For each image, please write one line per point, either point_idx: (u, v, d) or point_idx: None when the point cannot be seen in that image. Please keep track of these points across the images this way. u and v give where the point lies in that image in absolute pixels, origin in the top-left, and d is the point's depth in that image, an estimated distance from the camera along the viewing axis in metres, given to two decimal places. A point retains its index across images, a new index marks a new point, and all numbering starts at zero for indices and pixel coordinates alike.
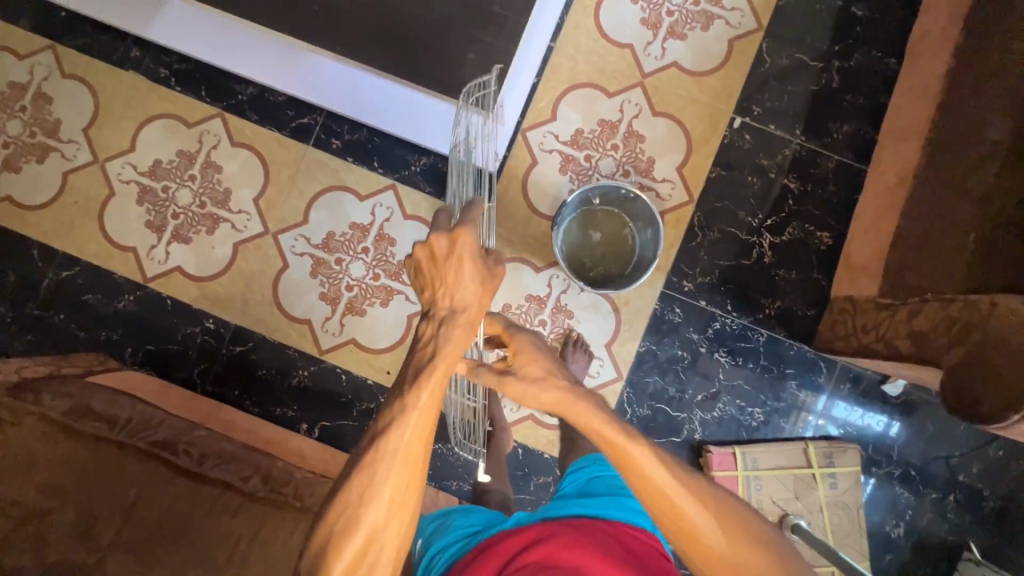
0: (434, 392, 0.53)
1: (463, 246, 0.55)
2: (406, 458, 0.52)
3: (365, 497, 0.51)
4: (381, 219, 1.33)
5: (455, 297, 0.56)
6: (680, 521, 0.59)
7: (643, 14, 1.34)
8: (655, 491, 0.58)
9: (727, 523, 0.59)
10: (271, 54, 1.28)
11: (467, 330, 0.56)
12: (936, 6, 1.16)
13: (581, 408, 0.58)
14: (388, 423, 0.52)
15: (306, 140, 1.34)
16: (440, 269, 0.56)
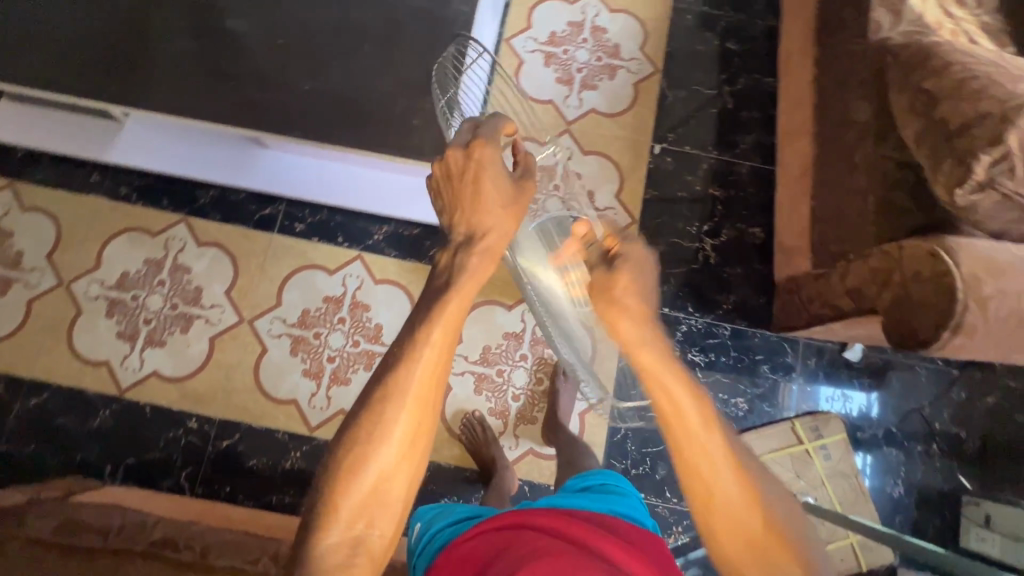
0: (443, 337, 0.59)
1: (481, 159, 0.62)
2: (412, 403, 0.58)
3: (381, 425, 0.58)
4: (352, 288, 1.37)
5: (473, 221, 0.63)
6: (711, 495, 0.57)
7: (556, 73, 1.51)
8: (699, 451, 0.57)
9: (769, 519, 0.56)
10: (231, 157, 1.37)
11: (490, 257, 0.63)
12: (792, 32, 1.40)
13: (645, 333, 0.60)
14: (401, 360, 0.59)
15: (270, 229, 1.39)
16: (457, 186, 0.64)
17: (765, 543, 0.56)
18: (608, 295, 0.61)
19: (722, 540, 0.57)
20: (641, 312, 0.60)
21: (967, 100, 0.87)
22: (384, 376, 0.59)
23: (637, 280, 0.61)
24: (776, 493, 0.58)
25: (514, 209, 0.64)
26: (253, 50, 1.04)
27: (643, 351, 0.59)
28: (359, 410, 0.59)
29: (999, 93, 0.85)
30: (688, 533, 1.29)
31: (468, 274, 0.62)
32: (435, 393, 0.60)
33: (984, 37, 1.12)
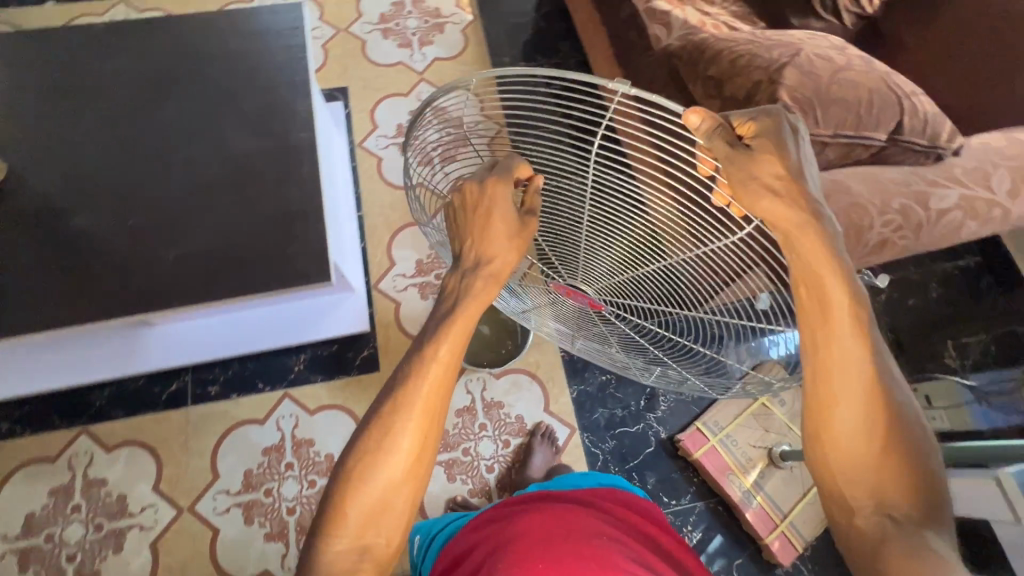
0: (452, 352, 0.64)
1: (494, 195, 0.62)
2: (423, 415, 0.62)
3: (390, 440, 0.61)
4: (290, 429, 1.30)
5: (483, 252, 0.66)
6: (833, 395, 0.53)
7: None
8: (842, 352, 0.53)
9: (892, 432, 0.53)
10: (118, 346, 1.30)
11: (490, 282, 0.66)
12: (598, 63, 1.61)
13: (805, 219, 0.52)
14: (408, 376, 0.63)
15: (182, 403, 1.31)
16: (473, 219, 0.65)
17: (879, 455, 0.53)
18: (751, 179, 0.51)
19: (833, 444, 0.54)
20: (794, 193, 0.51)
21: (742, 74, 1.04)
22: (402, 379, 0.63)
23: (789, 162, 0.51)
24: (909, 416, 0.54)
25: (520, 234, 0.66)
26: (105, 238, 1.02)
27: (804, 237, 0.52)
28: (379, 406, 0.63)
29: (762, 62, 1.03)
30: (698, 528, 1.30)
31: (472, 294, 0.66)
32: (439, 412, 0.63)
33: (739, 22, 1.35)
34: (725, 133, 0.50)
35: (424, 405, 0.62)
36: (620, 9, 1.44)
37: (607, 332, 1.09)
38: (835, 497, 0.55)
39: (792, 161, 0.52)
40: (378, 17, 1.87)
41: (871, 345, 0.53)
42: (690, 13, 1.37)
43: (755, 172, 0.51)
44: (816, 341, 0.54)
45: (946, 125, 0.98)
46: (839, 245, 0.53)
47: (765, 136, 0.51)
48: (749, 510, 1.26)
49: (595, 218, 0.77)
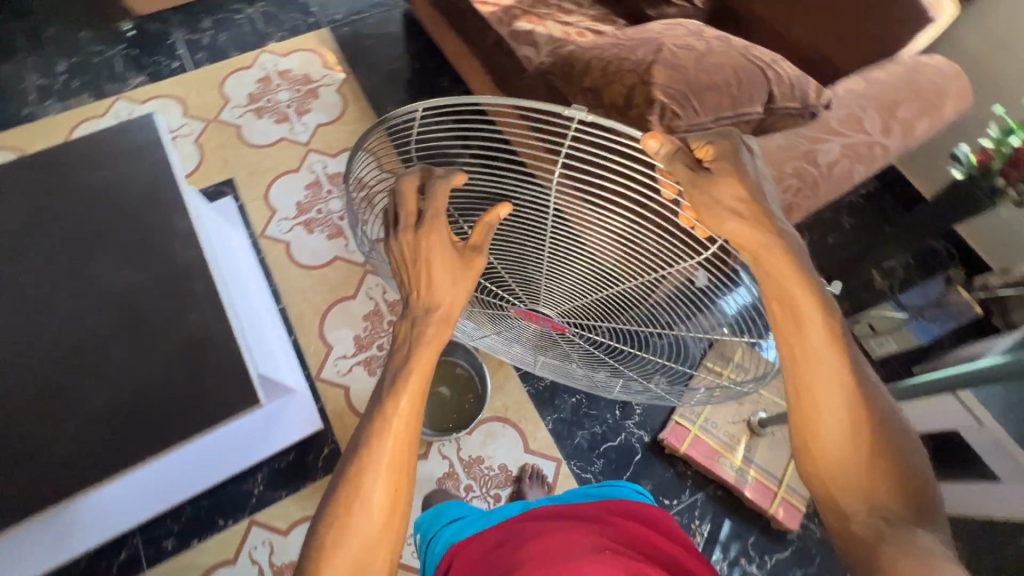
0: (413, 400, 0.59)
1: (434, 240, 0.58)
2: (391, 469, 0.57)
3: (360, 501, 0.55)
4: (266, 558, 1.20)
5: (432, 298, 0.60)
6: (817, 403, 0.53)
7: (325, 234, 1.59)
8: (822, 358, 0.52)
9: (879, 433, 0.52)
10: (48, 533, 1.15)
11: (439, 321, 0.61)
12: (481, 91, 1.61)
13: (769, 234, 0.51)
14: (371, 432, 0.58)
15: (138, 570, 1.17)
16: (416, 267, 0.60)
17: (867, 457, 0.52)
18: (714, 203, 0.50)
19: (823, 451, 0.53)
20: (755, 210, 0.51)
21: (616, 80, 1.05)
22: (365, 431, 0.58)
23: (749, 184, 0.51)
24: (890, 416, 0.54)
25: (467, 273, 0.61)
26: None
27: (771, 251, 0.52)
28: (347, 461, 0.58)
29: (631, 65, 1.04)
30: (706, 519, 1.29)
31: (425, 337, 0.61)
32: (410, 464, 0.58)
33: (599, 26, 1.39)
34: (684, 157, 0.50)
35: (391, 457, 0.57)
36: (485, 38, 1.43)
37: (572, 355, 1.01)
38: (829, 504, 0.54)
39: (751, 182, 0.51)
40: (245, 98, 1.78)
41: (849, 350, 0.53)
42: (553, 28, 1.38)
43: (714, 195, 0.50)
44: (794, 350, 0.53)
45: (811, 84, 1.03)
46: (806, 256, 0.53)
47: (722, 157, 0.50)
48: (747, 487, 1.27)
49: (553, 249, 0.73)
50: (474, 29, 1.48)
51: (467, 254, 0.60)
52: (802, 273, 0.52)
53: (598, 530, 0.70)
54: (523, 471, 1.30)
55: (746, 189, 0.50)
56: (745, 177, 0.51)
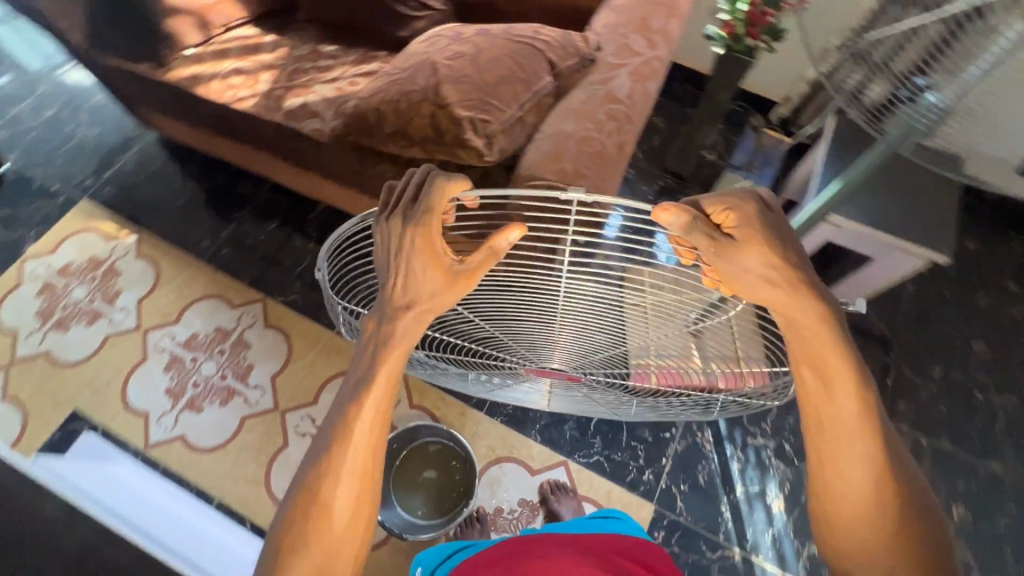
0: (377, 414, 0.60)
1: (418, 232, 0.55)
2: (357, 474, 0.59)
3: (328, 497, 0.58)
4: None
5: (410, 290, 0.59)
6: (839, 466, 0.55)
7: (217, 402, 1.41)
8: (847, 424, 0.54)
9: (902, 502, 0.55)
10: None
11: (418, 322, 0.61)
12: (291, 180, 1.52)
13: (800, 297, 0.52)
14: (338, 430, 0.60)
15: None
16: (397, 259, 0.57)
17: (886, 526, 0.54)
18: (742, 269, 0.51)
19: (841, 506, 0.56)
20: (779, 269, 0.51)
21: (415, 114, 1.05)
22: (334, 433, 0.60)
23: (774, 249, 0.50)
24: (916, 487, 0.56)
25: (452, 288, 0.59)
26: None
27: (801, 309, 0.52)
28: (316, 454, 0.61)
29: (419, 96, 1.04)
30: (705, 426, 1.39)
31: (398, 337, 0.61)
32: (374, 466, 0.61)
33: (365, 69, 1.37)
34: (702, 226, 0.48)
35: (357, 467, 0.59)
36: (263, 130, 1.33)
37: (584, 395, 1.02)
38: (839, 553, 0.58)
39: (779, 245, 0.51)
40: (36, 317, 1.50)
41: (878, 421, 0.55)
42: (324, 91, 1.33)
43: (740, 264, 0.51)
44: (819, 402, 0.55)
45: (576, 36, 1.10)
46: (844, 325, 0.54)
47: (745, 223, 0.50)
48: None
49: (561, 328, 0.73)
50: (246, 128, 1.37)
51: (456, 273, 0.58)
52: (835, 338, 0.53)
53: (588, 561, 0.67)
54: (545, 493, 1.29)
55: (772, 255, 0.50)
56: (768, 243, 0.50)
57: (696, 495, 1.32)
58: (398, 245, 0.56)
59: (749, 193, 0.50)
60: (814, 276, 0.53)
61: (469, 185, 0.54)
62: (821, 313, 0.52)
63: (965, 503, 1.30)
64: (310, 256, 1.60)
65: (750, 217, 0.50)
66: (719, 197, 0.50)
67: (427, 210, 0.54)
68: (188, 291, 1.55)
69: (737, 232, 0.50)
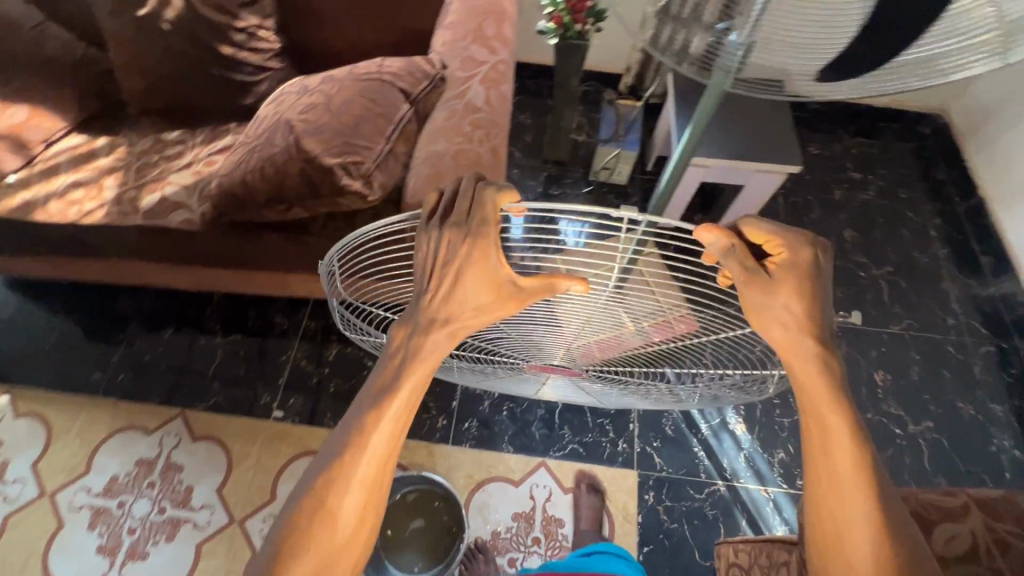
0: (401, 422, 0.56)
1: (475, 243, 0.52)
2: (366, 484, 0.54)
3: (340, 496, 0.53)
4: None
5: (452, 307, 0.57)
6: (843, 516, 0.54)
7: (162, 540, 1.27)
8: (844, 477, 0.54)
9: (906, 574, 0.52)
10: None
11: (449, 336, 0.58)
12: (173, 278, 1.41)
13: (804, 345, 0.54)
14: (363, 425, 0.55)
15: None
16: (444, 272, 0.55)
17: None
18: (766, 305, 0.53)
19: (843, 564, 0.54)
20: (797, 311, 0.53)
21: (284, 175, 1.02)
22: (355, 428, 0.55)
23: (806, 298, 0.53)
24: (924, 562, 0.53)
25: (493, 306, 0.57)
26: None
27: (800, 355, 0.54)
28: (326, 451, 0.55)
29: (283, 156, 1.02)
30: None
31: (427, 352, 0.57)
32: (388, 468, 0.56)
33: (218, 145, 1.30)
34: (734, 253, 0.51)
35: (367, 476, 0.54)
36: (125, 237, 1.23)
37: (583, 388, 1.03)
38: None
39: (813, 290, 0.53)
40: None
41: (878, 480, 0.54)
42: (181, 179, 1.25)
43: (769, 302, 0.53)
44: (814, 448, 0.56)
45: (420, 60, 1.12)
46: (844, 381, 0.55)
47: (787, 267, 0.52)
48: None
49: (572, 334, 0.72)
50: (104, 240, 1.25)
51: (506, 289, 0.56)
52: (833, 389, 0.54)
53: None
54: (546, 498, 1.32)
55: (800, 299, 0.53)
56: (803, 287, 0.53)
57: (670, 447, 1.38)
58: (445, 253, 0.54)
59: (806, 236, 0.52)
60: (829, 329, 0.54)
61: (517, 197, 0.50)
62: (817, 367, 0.54)
63: (883, 368, 1.47)
64: (221, 352, 1.49)
65: (791, 261, 0.52)
66: (772, 232, 0.52)
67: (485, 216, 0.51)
68: (91, 435, 1.38)
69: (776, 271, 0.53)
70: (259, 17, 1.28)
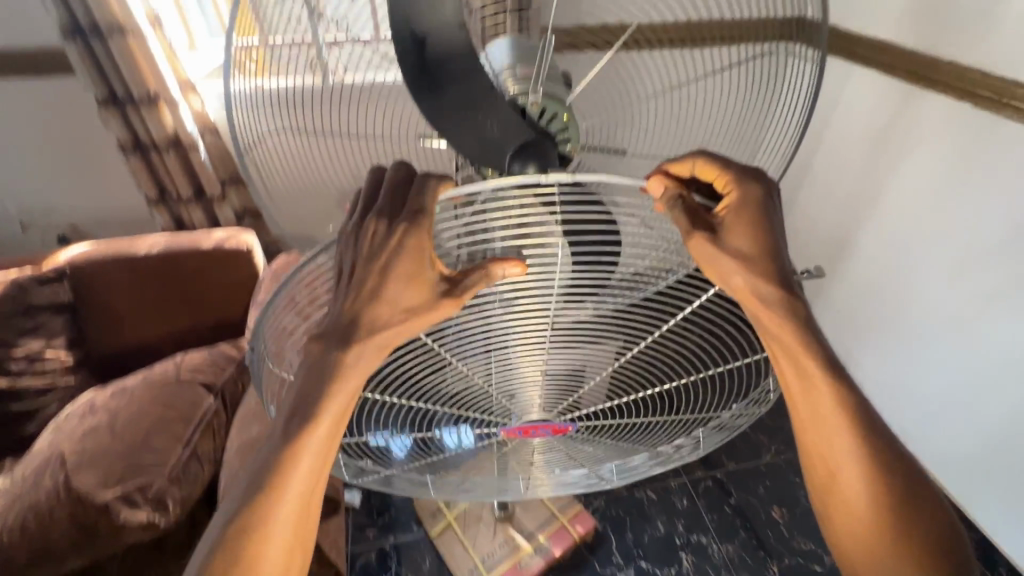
0: (320, 458, 0.54)
1: (404, 233, 0.48)
2: (293, 522, 0.55)
3: (261, 538, 0.53)
4: None
5: (384, 310, 0.51)
6: (829, 459, 0.57)
7: None
8: (828, 423, 0.55)
9: (898, 504, 0.55)
10: None
11: (373, 351, 0.52)
12: None
13: (764, 293, 0.53)
14: (277, 464, 0.53)
15: None
16: (376, 267, 0.50)
17: (884, 532, 0.56)
18: (720, 252, 0.51)
19: (840, 506, 0.57)
20: (752, 256, 0.52)
21: (53, 527, 0.85)
22: (271, 468, 0.53)
23: (764, 235, 0.52)
24: (912, 480, 0.56)
25: (432, 312, 0.51)
26: None
27: (762, 306, 0.54)
28: (249, 477, 0.55)
29: (49, 501, 0.85)
30: None
31: (350, 368, 0.52)
32: (314, 498, 0.57)
33: None
34: (683, 201, 0.51)
35: (293, 516, 0.55)
36: None
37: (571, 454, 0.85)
38: (849, 561, 0.59)
39: (768, 225, 0.53)
40: None
41: (861, 416, 0.56)
42: None
43: (728, 243, 0.51)
44: (796, 395, 0.57)
45: (225, 347, 1.09)
46: (811, 321, 0.55)
47: (735, 202, 0.53)
48: (550, 551, 1.25)
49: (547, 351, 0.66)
50: None
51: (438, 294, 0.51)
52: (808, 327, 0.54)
53: None
54: None
55: (756, 236, 0.52)
56: (756, 214, 0.52)
57: None
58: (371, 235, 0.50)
59: (750, 172, 0.53)
60: (788, 275, 0.54)
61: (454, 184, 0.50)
62: (788, 317, 0.54)
63: None
64: None
65: (746, 194, 0.52)
66: (720, 166, 0.53)
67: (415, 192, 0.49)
68: None
69: (730, 223, 0.52)
70: (44, 339, 1.19)
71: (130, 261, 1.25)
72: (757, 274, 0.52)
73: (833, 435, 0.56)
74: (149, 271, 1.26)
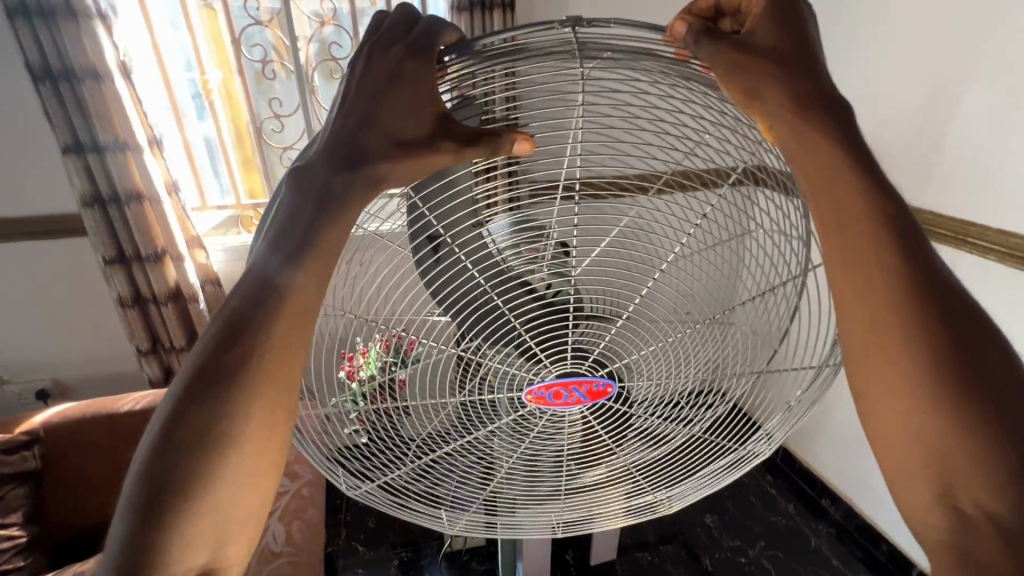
0: (302, 310, 0.43)
1: (376, 51, 0.44)
2: (267, 380, 0.41)
3: (221, 406, 0.40)
4: None
5: (353, 126, 0.43)
6: (871, 314, 0.42)
7: None
8: (867, 263, 0.42)
9: (955, 366, 0.40)
10: None
11: (370, 185, 0.43)
12: None
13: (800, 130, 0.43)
14: (253, 312, 0.42)
15: None
16: (360, 85, 0.43)
17: (932, 399, 0.40)
18: (744, 69, 0.42)
19: (876, 378, 0.42)
20: (785, 60, 0.43)
21: None
22: (246, 312, 0.42)
23: (790, 50, 0.43)
24: (984, 354, 0.41)
25: (411, 113, 0.42)
26: None
27: (790, 148, 0.44)
28: (199, 346, 0.43)
29: None
30: None
31: (341, 197, 0.43)
32: (291, 363, 0.42)
33: None
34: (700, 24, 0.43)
35: (267, 382, 0.41)
36: None
37: (604, 452, 0.66)
38: (887, 457, 0.43)
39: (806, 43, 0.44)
40: None
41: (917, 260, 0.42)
42: None
43: (752, 56, 0.42)
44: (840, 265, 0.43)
45: None
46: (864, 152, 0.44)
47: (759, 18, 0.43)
48: None
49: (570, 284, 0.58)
50: None
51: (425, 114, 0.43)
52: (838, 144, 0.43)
53: None
54: None
55: (782, 47, 0.43)
56: (780, 37, 0.43)
57: None
58: (361, 83, 0.43)
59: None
60: (828, 93, 0.44)
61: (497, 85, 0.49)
62: (841, 150, 0.43)
63: None
64: None
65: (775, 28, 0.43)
66: None
67: (416, 39, 0.44)
68: None
69: (755, 34, 0.43)
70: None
71: (111, 415, 1.20)
72: (790, 96, 0.42)
73: (878, 278, 0.42)
74: (127, 428, 1.20)
